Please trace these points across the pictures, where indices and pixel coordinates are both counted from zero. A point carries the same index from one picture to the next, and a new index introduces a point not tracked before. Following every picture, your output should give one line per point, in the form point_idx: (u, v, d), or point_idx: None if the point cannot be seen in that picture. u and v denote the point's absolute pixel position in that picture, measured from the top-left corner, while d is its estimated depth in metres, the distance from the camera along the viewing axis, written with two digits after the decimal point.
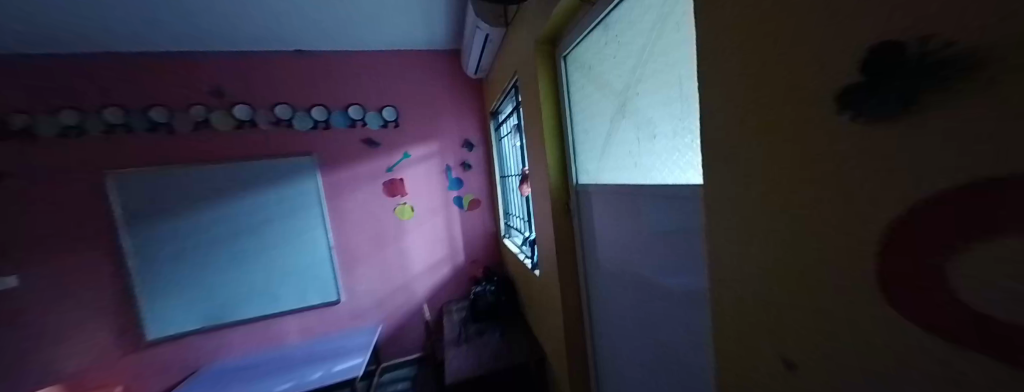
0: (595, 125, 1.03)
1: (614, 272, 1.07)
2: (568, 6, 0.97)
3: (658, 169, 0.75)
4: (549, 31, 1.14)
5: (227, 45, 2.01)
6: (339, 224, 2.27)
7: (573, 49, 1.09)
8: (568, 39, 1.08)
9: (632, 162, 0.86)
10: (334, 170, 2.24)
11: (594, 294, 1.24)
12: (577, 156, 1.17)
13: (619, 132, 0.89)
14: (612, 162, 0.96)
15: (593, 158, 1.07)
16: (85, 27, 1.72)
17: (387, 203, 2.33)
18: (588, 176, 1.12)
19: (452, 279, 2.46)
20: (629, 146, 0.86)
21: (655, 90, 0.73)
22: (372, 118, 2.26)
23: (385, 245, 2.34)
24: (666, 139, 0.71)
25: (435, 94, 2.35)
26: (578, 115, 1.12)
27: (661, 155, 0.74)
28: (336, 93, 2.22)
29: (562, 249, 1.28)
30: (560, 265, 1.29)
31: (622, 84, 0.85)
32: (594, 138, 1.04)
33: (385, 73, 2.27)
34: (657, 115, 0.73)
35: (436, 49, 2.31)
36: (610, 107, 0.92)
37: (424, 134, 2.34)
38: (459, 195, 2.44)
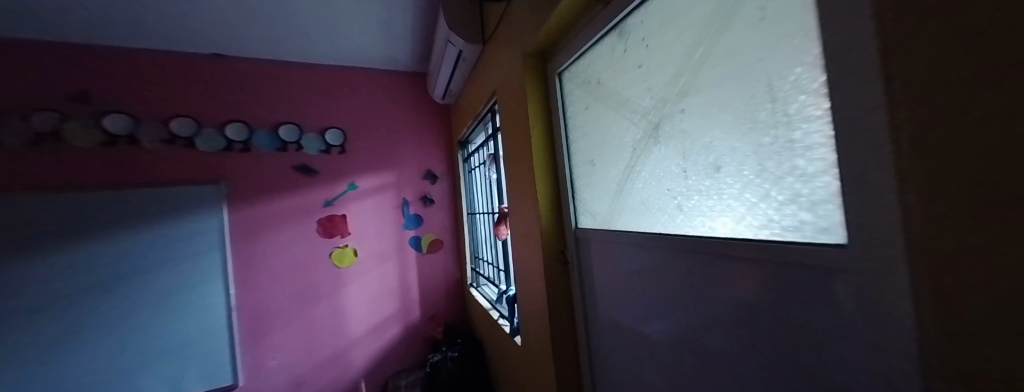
0: (604, 155, 0.80)
1: (630, 358, 0.77)
2: (571, 7, 0.77)
3: (722, 217, 0.52)
4: (541, 42, 0.93)
5: (108, 38, 1.53)
6: (251, 275, 1.72)
7: (572, 64, 0.88)
8: (567, 51, 0.88)
9: (671, 205, 0.62)
10: (250, 204, 1.72)
11: (600, 381, 0.91)
12: (575, 194, 0.92)
13: (648, 163, 0.67)
14: (634, 203, 0.72)
15: (601, 196, 0.83)
16: None
17: (321, 247, 1.82)
18: (592, 220, 0.87)
19: (403, 342, 1.96)
20: (667, 182, 0.62)
21: (715, 106, 0.51)
22: (309, 142, 1.83)
23: (314, 301, 1.81)
24: (740, 175, 0.49)
25: (393, 118, 2.02)
26: (578, 143, 0.90)
27: (729, 197, 0.51)
28: (264, 108, 1.79)
29: (555, 315, 0.97)
30: (553, 337, 0.97)
31: (653, 102, 0.64)
32: (602, 171, 0.81)
33: (332, 90, 1.91)
34: (721, 140, 0.51)
35: (398, 69, 2.04)
36: (632, 132, 0.70)
37: (377, 162, 1.96)
38: (417, 236, 2.04)
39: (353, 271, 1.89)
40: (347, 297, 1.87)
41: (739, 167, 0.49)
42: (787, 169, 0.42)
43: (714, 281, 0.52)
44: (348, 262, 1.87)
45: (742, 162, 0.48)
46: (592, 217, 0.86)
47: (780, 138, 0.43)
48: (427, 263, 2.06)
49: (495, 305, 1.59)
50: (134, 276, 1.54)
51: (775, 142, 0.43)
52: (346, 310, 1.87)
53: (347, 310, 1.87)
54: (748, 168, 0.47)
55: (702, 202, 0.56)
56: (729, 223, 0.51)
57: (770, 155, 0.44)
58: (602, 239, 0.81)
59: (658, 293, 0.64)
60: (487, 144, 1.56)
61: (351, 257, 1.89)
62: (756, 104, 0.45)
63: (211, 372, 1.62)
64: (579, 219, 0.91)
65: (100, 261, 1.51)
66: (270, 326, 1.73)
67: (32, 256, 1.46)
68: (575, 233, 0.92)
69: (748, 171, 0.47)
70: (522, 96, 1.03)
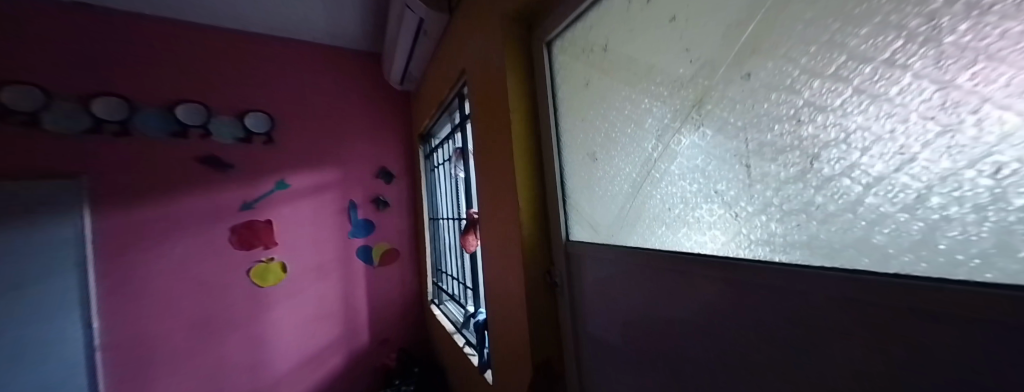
0: (613, 145, 0.60)
1: None
2: None
3: (820, 238, 0.31)
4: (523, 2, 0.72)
5: None
6: (129, 301, 1.29)
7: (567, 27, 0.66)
8: (557, 12, 0.67)
9: (722, 216, 0.42)
10: (130, 205, 1.30)
11: None
12: (572, 196, 0.71)
13: (682, 155, 0.47)
14: (658, 211, 0.52)
15: (608, 200, 0.62)
16: None
17: (235, 262, 1.43)
18: (591, 231, 0.66)
19: (345, 375, 1.62)
20: (714, 182, 0.43)
21: (811, 59, 0.31)
22: (219, 127, 1.42)
23: (222, 332, 1.41)
24: (862, 170, 0.27)
25: (337, 103, 1.67)
26: (576, 130, 0.68)
27: (834, 209, 0.29)
28: (155, 81, 1.35)
29: (541, 356, 0.74)
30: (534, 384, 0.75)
31: (693, 67, 0.44)
32: (611, 166, 0.61)
33: (254, 64, 1.52)
34: (820, 115, 0.30)
35: (347, 46, 1.70)
36: (660, 112, 0.50)
37: (317, 156, 1.61)
38: (366, 245, 1.71)
39: (280, 291, 1.51)
40: (271, 324, 1.49)
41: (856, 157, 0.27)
42: (974, 159, 0.21)
43: (790, 340, 0.31)
44: (273, 281, 1.50)
45: (865, 148, 0.27)
46: (594, 229, 0.65)
47: (956, 99, 0.21)
48: (379, 278, 1.74)
49: (460, 328, 1.34)
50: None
51: (943, 108, 0.22)
52: (268, 340, 1.48)
53: (271, 340, 1.49)
54: (875, 158, 0.26)
55: (777, 215, 0.35)
56: (832, 252, 0.30)
57: (928, 135, 0.23)
58: (601, 259, 0.60)
59: (694, 348, 0.43)
60: (453, 137, 1.32)
61: (278, 274, 1.51)
62: (896, 53, 0.25)
63: None
64: (573, 230, 0.70)
65: None
66: (155, 369, 1.31)
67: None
68: (566, 248, 0.71)
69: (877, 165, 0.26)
70: (500, 72, 0.80)
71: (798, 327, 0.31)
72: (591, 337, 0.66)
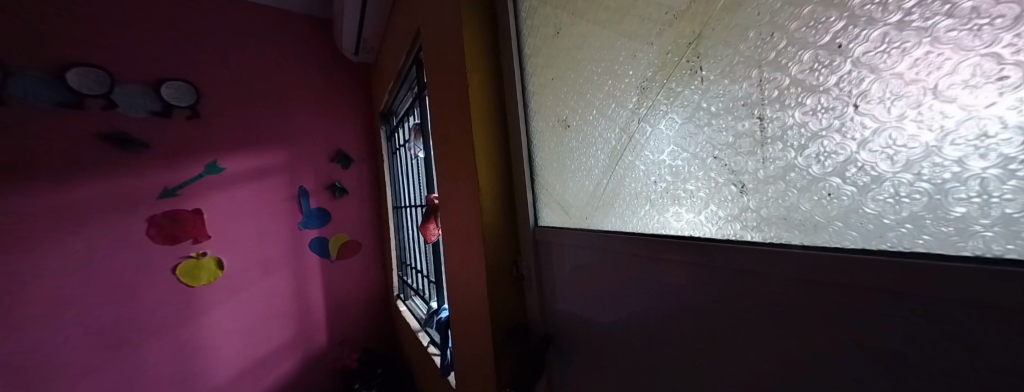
0: (589, 107, 0.49)
1: None
2: None
3: (864, 211, 0.21)
4: None
5: None
6: (15, 308, 1.07)
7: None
8: None
9: (724, 187, 0.31)
10: (9, 191, 1.06)
11: None
12: (540, 171, 0.60)
13: (675, 112, 0.35)
14: (641, 186, 0.41)
15: (581, 175, 0.52)
16: None
17: (156, 258, 1.22)
18: (560, 212, 0.56)
19: (299, 380, 1.46)
20: (709, 144, 0.32)
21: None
22: (126, 98, 1.18)
23: (143, 340, 1.21)
24: (932, 109, 0.18)
25: (280, 75, 1.45)
26: (547, 91, 0.57)
27: (887, 170, 0.19)
28: (33, 37, 1.09)
29: (504, 362, 0.63)
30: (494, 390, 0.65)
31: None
32: (586, 133, 0.50)
33: (172, 24, 1.27)
34: (877, 31, 0.20)
35: (292, 10, 1.48)
36: (647, 58, 0.38)
37: (257, 136, 1.40)
38: (321, 236, 1.53)
39: (216, 290, 1.32)
40: (205, 329, 1.29)
41: (928, 89, 0.18)
42: None
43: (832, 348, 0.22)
44: (206, 280, 1.29)
45: (945, 74, 0.17)
46: (563, 210, 0.55)
47: None
48: (336, 273, 1.57)
49: (424, 325, 1.22)
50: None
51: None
52: (205, 347, 1.30)
53: (206, 346, 1.30)
54: (966, 87, 0.16)
55: (799, 183, 0.24)
56: (879, 232, 0.20)
57: None
58: (573, 245, 0.50)
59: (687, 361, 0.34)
60: (414, 113, 1.17)
61: (213, 272, 1.31)
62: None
63: None
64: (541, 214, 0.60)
65: None
66: (57, 384, 1.11)
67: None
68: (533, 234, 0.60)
69: (961, 98, 0.17)
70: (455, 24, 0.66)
71: (840, 336, 0.22)
72: (564, 340, 0.56)
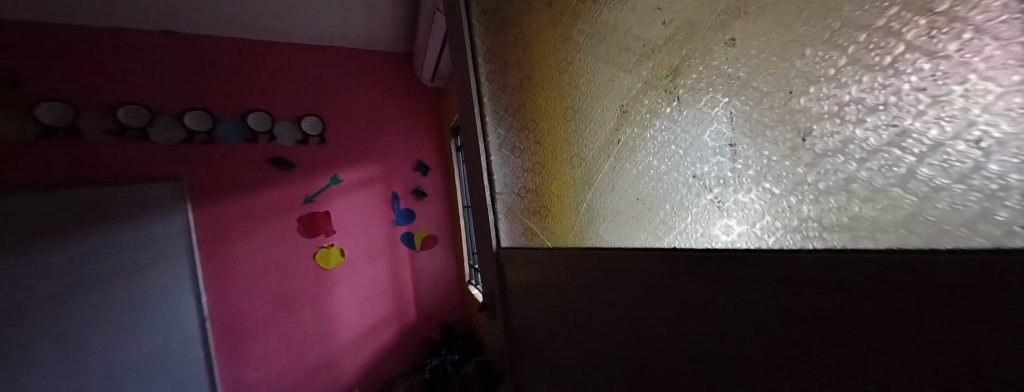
0: (573, 142, 0.65)
1: None
2: None
3: (811, 219, 0.31)
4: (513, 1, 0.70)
5: (30, 9, 1.26)
6: (223, 280, 1.51)
7: (501, 29, 0.73)
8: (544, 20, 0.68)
9: (706, 200, 0.44)
10: (211, 202, 1.48)
11: None
12: (500, 197, 0.73)
13: (657, 133, 0.52)
14: (637, 197, 0.55)
15: (549, 197, 0.69)
16: None
17: (304, 248, 1.65)
18: (521, 231, 0.72)
19: (397, 345, 1.84)
20: (704, 162, 0.45)
21: (803, 31, 0.33)
22: (282, 131, 1.63)
23: (297, 308, 1.64)
24: (856, 145, 0.29)
25: (376, 103, 1.83)
26: (524, 130, 0.72)
27: (826, 185, 0.31)
28: (228, 94, 1.55)
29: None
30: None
31: (669, 30, 0.49)
32: (562, 164, 0.67)
33: (306, 73, 1.70)
34: (813, 87, 0.32)
35: (382, 50, 1.85)
36: (628, 84, 0.56)
37: (361, 153, 1.79)
38: (408, 231, 1.89)
39: (340, 272, 1.73)
40: (336, 300, 1.72)
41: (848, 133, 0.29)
42: (961, 129, 0.23)
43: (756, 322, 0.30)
44: (335, 263, 1.71)
45: (859, 121, 0.29)
46: (528, 228, 0.71)
47: (944, 71, 0.24)
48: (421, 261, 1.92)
49: None
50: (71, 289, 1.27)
51: (934, 79, 0.24)
52: (335, 314, 1.72)
53: (336, 314, 1.72)
54: (868, 131, 0.28)
55: (769, 196, 0.36)
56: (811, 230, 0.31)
57: (920, 106, 0.25)
58: (532, 264, 0.61)
59: (677, 372, 0.39)
60: None
61: (338, 258, 1.72)
62: (893, 20, 0.27)
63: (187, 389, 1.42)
64: (502, 237, 0.72)
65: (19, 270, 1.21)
66: (248, 337, 1.54)
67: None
68: (495, 256, 0.71)
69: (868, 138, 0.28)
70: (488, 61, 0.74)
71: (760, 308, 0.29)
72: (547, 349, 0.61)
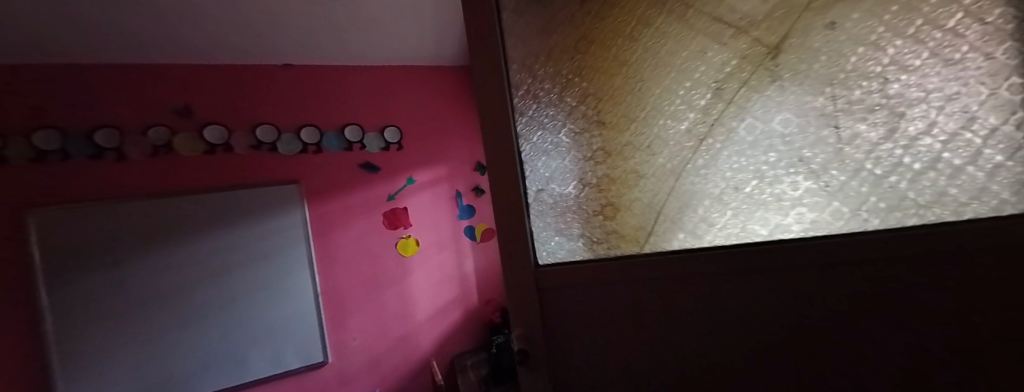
0: (640, 128, 0.53)
1: None
2: None
3: (909, 197, 0.35)
4: None
5: (198, 55, 1.64)
6: (329, 265, 1.85)
7: None
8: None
9: (806, 187, 0.41)
10: (322, 200, 1.84)
11: None
12: (540, 198, 0.56)
13: (755, 116, 0.45)
14: (719, 190, 0.48)
15: (608, 197, 0.54)
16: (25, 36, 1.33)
17: (388, 239, 1.95)
18: (568, 243, 0.54)
19: (463, 325, 2.08)
20: (803, 146, 0.42)
21: (891, 27, 0.36)
22: (371, 141, 1.94)
23: (383, 289, 1.94)
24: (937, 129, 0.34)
25: (442, 113, 2.09)
26: (574, 110, 0.56)
27: (910, 163, 0.35)
28: (330, 111, 1.89)
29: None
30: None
31: (766, 7, 0.45)
32: (626, 154, 0.53)
33: (386, 90, 1.99)
34: (902, 76, 0.36)
35: (446, 65, 2.11)
36: (721, 58, 0.48)
37: (431, 156, 2.06)
38: (470, 225, 2.12)
39: (416, 259, 2.01)
40: (413, 284, 2.00)
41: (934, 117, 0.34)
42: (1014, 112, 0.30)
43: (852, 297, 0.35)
44: (411, 251, 1.99)
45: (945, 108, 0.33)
46: (578, 238, 0.54)
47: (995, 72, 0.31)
48: (483, 251, 2.16)
49: None
50: (235, 271, 1.69)
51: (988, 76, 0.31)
52: (413, 296, 2.00)
53: (413, 295, 2.00)
54: (948, 115, 0.33)
55: (868, 179, 0.37)
56: (897, 203, 0.35)
57: (981, 97, 0.31)
58: (589, 281, 0.49)
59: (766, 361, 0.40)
60: None
61: (414, 247, 2.00)
62: (958, 24, 0.32)
63: (308, 349, 1.77)
64: (541, 253, 0.53)
65: (207, 254, 1.66)
66: (348, 310, 1.87)
67: (140, 262, 1.57)
68: (536, 280, 0.51)
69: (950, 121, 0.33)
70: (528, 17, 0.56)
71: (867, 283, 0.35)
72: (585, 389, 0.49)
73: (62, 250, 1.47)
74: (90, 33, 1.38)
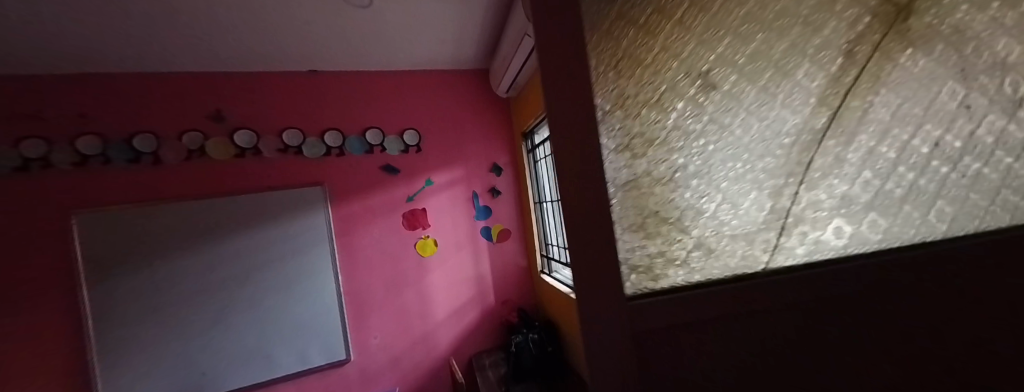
0: (742, 124, 0.41)
1: None
2: None
3: None
4: None
5: (230, 64, 1.72)
6: (352, 265, 1.90)
7: None
8: None
9: (885, 181, 0.40)
10: (345, 202, 1.90)
11: None
12: (626, 206, 0.38)
13: (890, 84, 0.40)
14: (822, 179, 0.40)
15: (708, 213, 0.40)
16: (76, 50, 1.43)
17: (407, 240, 1.99)
18: (662, 271, 0.38)
19: (480, 325, 2.10)
20: (902, 127, 0.40)
21: None
22: (390, 143, 1.98)
23: (402, 289, 1.98)
24: None
25: (459, 116, 2.13)
26: (668, 97, 0.41)
27: None
28: (352, 116, 1.94)
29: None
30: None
31: None
32: (731, 155, 0.40)
33: (406, 94, 2.04)
34: None
35: (464, 68, 2.14)
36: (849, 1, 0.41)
37: (449, 159, 2.09)
38: (487, 226, 2.15)
39: (434, 259, 2.04)
40: (432, 284, 2.03)
41: None
42: None
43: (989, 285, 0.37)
44: (430, 252, 2.03)
45: None
46: (660, 262, 0.38)
47: None
48: (499, 251, 2.17)
49: None
50: (260, 270, 1.74)
51: None
52: (431, 296, 2.03)
53: (432, 295, 2.03)
54: None
55: None
56: None
57: None
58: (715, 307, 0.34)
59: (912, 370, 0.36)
60: None
61: (432, 248, 2.04)
62: None
63: (330, 347, 1.81)
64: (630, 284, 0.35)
65: (233, 254, 1.72)
66: (370, 310, 1.91)
67: (173, 259, 1.64)
68: (633, 323, 0.33)
69: None
70: None
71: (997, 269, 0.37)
72: None
73: (104, 250, 1.55)
74: (133, 46, 1.46)
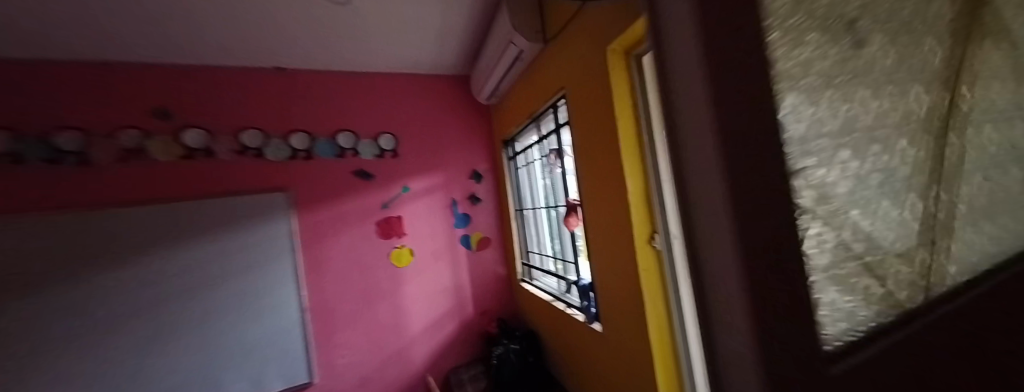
0: (910, 95, 0.27)
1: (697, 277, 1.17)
2: None
3: None
4: None
5: (179, 57, 1.55)
6: (318, 278, 1.75)
7: None
8: None
9: None
10: (312, 209, 1.76)
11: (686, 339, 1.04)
12: (808, 207, 0.22)
13: None
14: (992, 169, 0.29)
15: (883, 218, 0.26)
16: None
17: (381, 250, 1.88)
18: (844, 314, 0.23)
19: (458, 338, 2.01)
20: None
21: None
22: (364, 148, 1.88)
23: (374, 302, 1.85)
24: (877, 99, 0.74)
25: (438, 122, 2.08)
26: (839, 30, 0.25)
27: None
28: (322, 117, 1.83)
29: (663, 288, 1.06)
30: (648, 308, 1.04)
31: None
32: (910, 132, 0.27)
33: (381, 97, 1.96)
34: None
35: (443, 73, 2.10)
36: None
37: (426, 165, 2.02)
38: (466, 234, 2.09)
39: (410, 270, 1.94)
40: (407, 296, 1.93)
41: None
42: None
43: None
44: (405, 262, 1.93)
45: None
46: (850, 296, 0.24)
47: None
48: (478, 260, 2.12)
49: (558, 297, 1.66)
50: (210, 285, 1.56)
51: None
52: (406, 309, 1.92)
53: (407, 309, 1.92)
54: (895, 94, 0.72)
55: None
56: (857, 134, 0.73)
57: None
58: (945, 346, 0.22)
59: None
60: (546, 139, 1.62)
61: (407, 257, 1.94)
62: None
63: (290, 371, 1.64)
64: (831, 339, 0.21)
65: (179, 266, 1.53)
66: (337, 327, 1.76)
67: (102, 275, 1.43)
68: None
69: None
70: None
71: None
72: None
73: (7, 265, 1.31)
74: (59, 31, 1.28)
